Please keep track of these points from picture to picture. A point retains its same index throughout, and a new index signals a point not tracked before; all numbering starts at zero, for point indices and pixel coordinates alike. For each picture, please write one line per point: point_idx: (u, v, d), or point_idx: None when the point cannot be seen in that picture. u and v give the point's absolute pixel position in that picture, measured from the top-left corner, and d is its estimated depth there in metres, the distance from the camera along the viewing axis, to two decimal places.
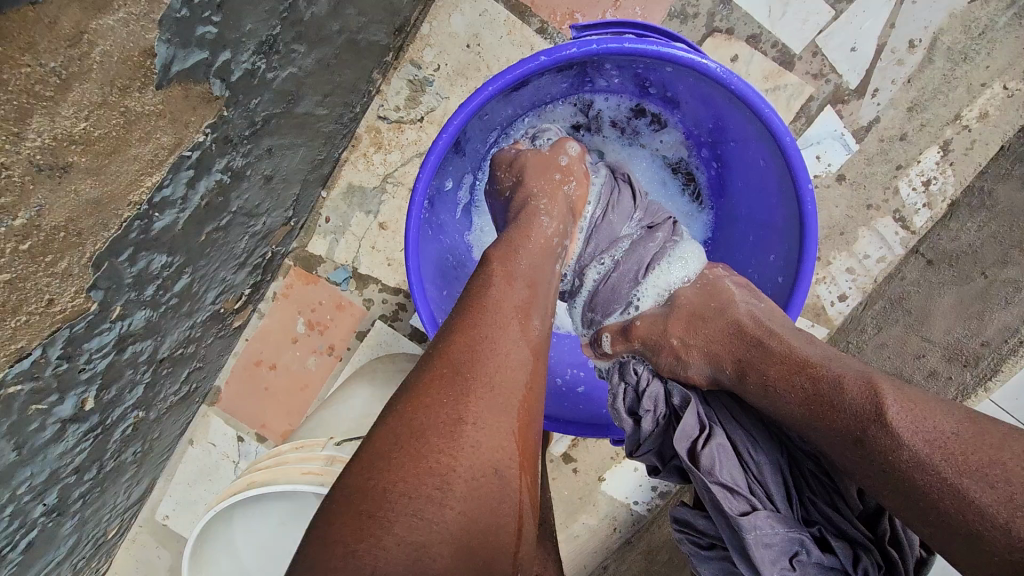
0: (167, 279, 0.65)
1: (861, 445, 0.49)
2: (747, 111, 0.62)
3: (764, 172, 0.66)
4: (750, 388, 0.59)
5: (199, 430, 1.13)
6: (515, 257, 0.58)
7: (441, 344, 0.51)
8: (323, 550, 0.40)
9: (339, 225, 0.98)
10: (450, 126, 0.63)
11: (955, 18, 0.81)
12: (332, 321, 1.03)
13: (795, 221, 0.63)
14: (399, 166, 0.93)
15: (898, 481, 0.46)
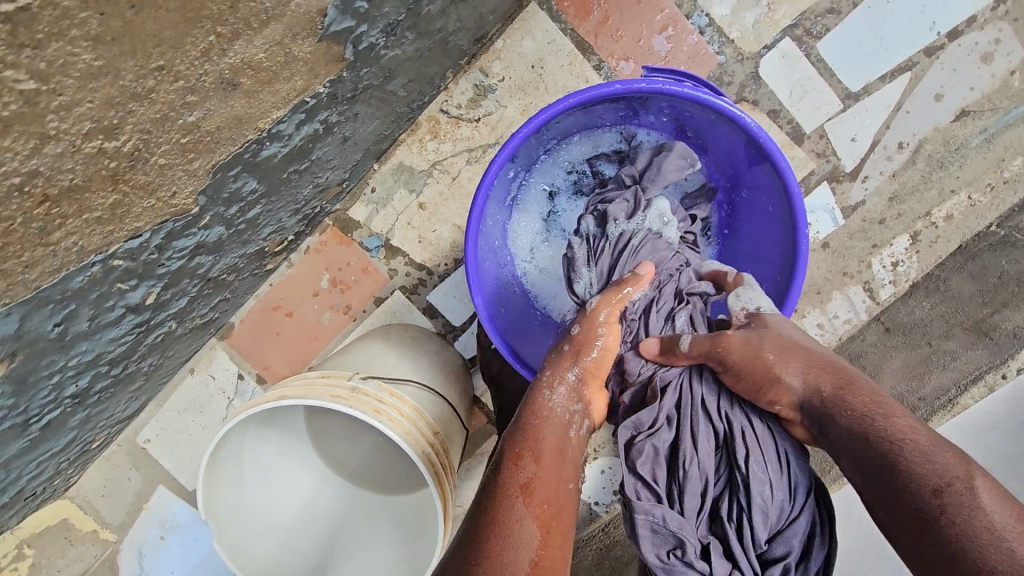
0: (247, 206, 0.74)
1: (937, 496, 0.47)
2: (770, 167, 0.75)
3: (770, 217, 0.79)
4: (838, 419, 0.55)
5: (202, 361, 1.18)
6: (529, 436, 0.63)
7: (460, 535, 0.56)
8: None
9: (382, 198, 1.07)
10: (530, 123, 0.73)
11: (938, 132, 0.97)
12: (355, 283, 1.11)
13: (790, 259, 0.75)
14: (449, 156, 1.04)
15: (958, 537, 0.45)
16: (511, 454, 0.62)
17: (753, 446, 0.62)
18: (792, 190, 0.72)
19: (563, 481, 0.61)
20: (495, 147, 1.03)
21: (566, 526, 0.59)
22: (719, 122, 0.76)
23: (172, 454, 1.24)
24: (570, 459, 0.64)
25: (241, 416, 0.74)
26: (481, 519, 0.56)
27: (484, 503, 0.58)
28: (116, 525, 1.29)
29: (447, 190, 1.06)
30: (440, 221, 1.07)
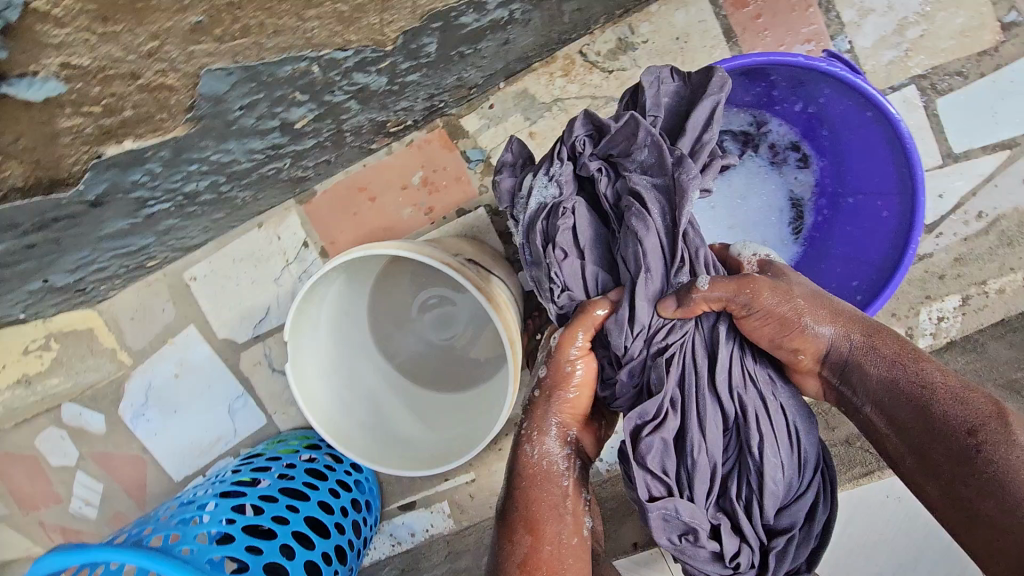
0: (411, 68, 0.78)
1: (973, 435, 0.59)
2: (905, 178, 0.78)
3: (880, 224, 0.82)
4: (868, 368, 0.68)
5: (273, 219, 1.22)
6: (524, 505, 0.78)
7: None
8: None
9: (496, 117, 1.12)
10: (706, 72, 0.76)
11: (1017, 212, 1.04)
12: (444, 189, 1.15)
13: (891, 264, 0.80)
14: (572, 97, 1.09)
15: (995, 467, 0.57)
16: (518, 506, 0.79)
17: (764, 431, 0.72)
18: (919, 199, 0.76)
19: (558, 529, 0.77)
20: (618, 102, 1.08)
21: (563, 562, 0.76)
22: (871, 127, 0.77)
23: (213, 298, 1.28)
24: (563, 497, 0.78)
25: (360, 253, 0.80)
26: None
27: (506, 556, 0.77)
28: (135, 351, 1.32)
29: (559, 128, 1.10)
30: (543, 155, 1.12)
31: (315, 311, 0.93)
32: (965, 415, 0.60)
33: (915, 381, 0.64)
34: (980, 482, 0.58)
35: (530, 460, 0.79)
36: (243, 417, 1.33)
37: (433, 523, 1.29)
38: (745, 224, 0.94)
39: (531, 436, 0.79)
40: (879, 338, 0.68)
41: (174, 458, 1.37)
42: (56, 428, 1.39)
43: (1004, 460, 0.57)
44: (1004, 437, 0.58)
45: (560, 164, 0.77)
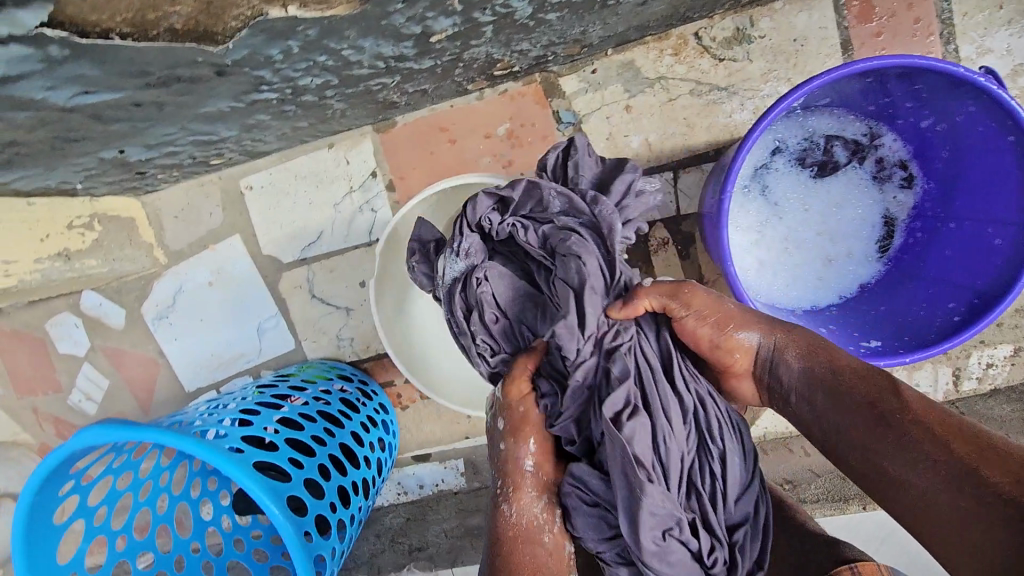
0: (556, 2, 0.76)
1: (874, 406, 0.62)
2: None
3: (989, 251, 0.81)
4: (785, 359, 0.72)
5: (345, 142, 1.18)
6: (502, 562, 0.76)
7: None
8: None
9: (597, 83, 1.10)
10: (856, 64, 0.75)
11: None
12: (528, 145, 1.13)
13: (997, 291, 0.78)
14: (677, 78, 1.07)
15: (898, 434, 0.58)
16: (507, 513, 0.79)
17: (712, 417, 0.75)
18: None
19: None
20: (722, 92, 1.07)
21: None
22: (1002, 154, 0.77)
23: (265, 212, 1.24)
24: (545, 553, 0.77)
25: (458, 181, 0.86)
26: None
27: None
28: (172, 251, 1.27)
29: (657, 106, 1.09)
30: (636, 130, 1.10)
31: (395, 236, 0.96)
32: (865, 387, 0.64)
33: (827, 365, 0.68)
34: (888, 446, 0.59)
35: (509, 519, 0.78)
36: (271, 338, 1.29)
37: (444, 479, 1.27)
38: (836, 233, 0.95)
39: (507, 492, 0.79)
40: (795, 335, 0.72)
41: (190, 367, 1.32)
42: (71, 314, 1.33)
43: (899, 421, 0.59)
44: (896, 399, 0.61)
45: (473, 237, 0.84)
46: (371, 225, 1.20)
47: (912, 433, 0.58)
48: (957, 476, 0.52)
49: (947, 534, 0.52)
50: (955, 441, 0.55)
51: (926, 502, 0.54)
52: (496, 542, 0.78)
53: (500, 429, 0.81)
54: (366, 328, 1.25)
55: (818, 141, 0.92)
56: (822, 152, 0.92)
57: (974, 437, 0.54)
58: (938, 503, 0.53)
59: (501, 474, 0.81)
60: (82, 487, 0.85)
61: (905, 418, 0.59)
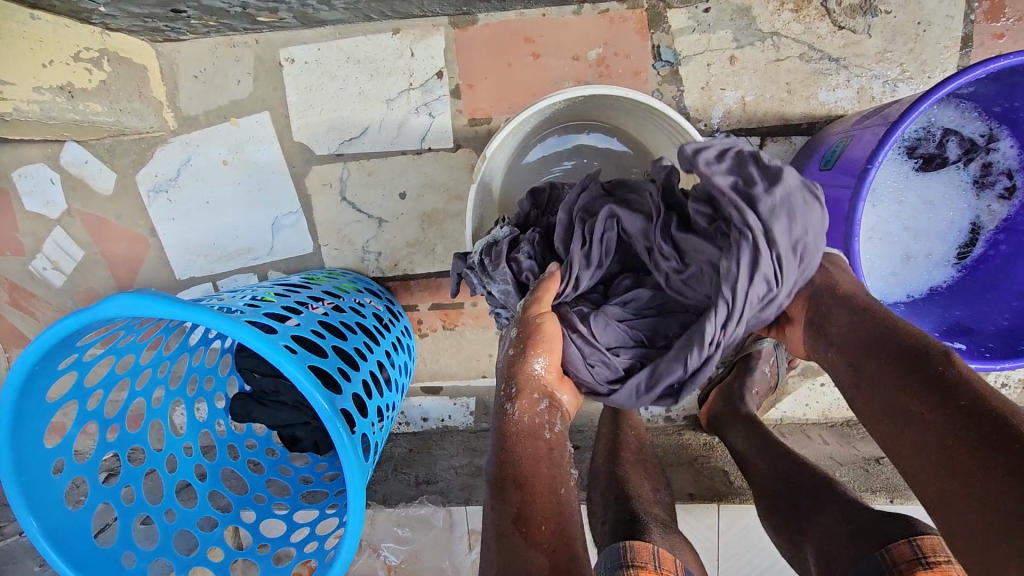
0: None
1: (917, 367, 0.56)
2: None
3: None
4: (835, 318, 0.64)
5: (415, 29, 1.04)
6: (508, 464, 0.66)
7: (502, 477, 0.65)
8: (499, 519, 0.63)
9: (706, 24, 1.01)
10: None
11: None
12: (619, 77, 1.04)
13: None
14: (790, 38, 1.01)
15: (935, 398, 0.53)
16: (514, 418, 0.69)
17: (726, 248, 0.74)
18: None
19: (548, 481, 0.66)
20: (831, 63, 1.01)
21: (566, 516, 0.63)
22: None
23: (304, 91, 1.08)
24: (550, 450, 0.69)
25: (591, 90, 0.73)
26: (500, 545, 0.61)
27: (500, 529, 0.62)
28: (187, 116, 1.10)
29: (762, 64, 1.02)
30: (734, 85, 1.03)
31: (500, 146, 0.80)
32: (915, 358, 0.56)
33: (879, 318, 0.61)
34: (936, 425, 0.52)
35: (510, 416, 0.69)
36: (286, 237, 1.15)
37: (451, 416, 1.20)
38: (923, 231, 0.93)
39: (511, 393, 0.70)
40: (846, 301, 0.64)
41: (184, 252, 1.16)
42: (48, 168, 1.13)
43: (947, 401, 0.52)
44: (953, 371, 0.54)
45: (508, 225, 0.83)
46: (425, 131, 1.08)
47: (960, 418, 0.51)
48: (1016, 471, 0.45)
49: (1000, 534, 0.45)
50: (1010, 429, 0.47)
51: (977, 497, 0.47)
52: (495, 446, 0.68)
53: (512, 338, 0.71)
54: (397, 245, 1.13)
55: (933, 133, 0.88)
56: (935, 145, 0.89)
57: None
58: (987, 498, 0.47)
59: (503, 377, 0.71)
60: (82, 363, 0.72)
61: (954, 402, 0.52)
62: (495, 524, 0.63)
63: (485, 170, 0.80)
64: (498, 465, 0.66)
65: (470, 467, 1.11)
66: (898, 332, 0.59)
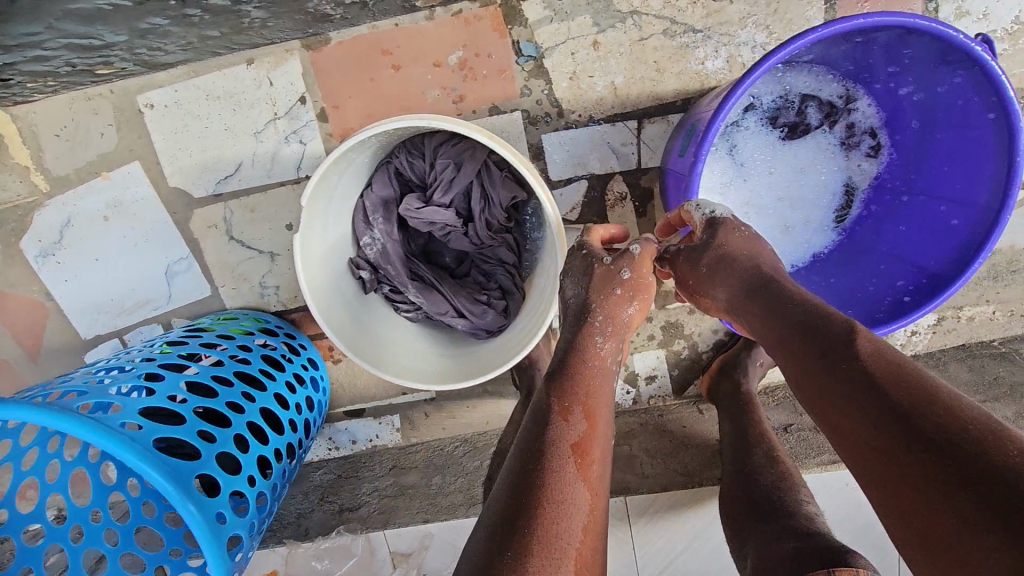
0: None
1: (825, 355, 0.58)
2: (992, 198, 0.71)
3: (940, 232, 0.78)
4: (755, 307, 0.68)
5: (269, 58, 1.00)
6: (564, 392, 0.67)
7: (560, 410, 0.66)
8: (520, 461, 0.63)
9: (563, 12, 0.97)
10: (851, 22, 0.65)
11: (1010, 250, 1.09)
12: (483, 79, 1.01)
13: (945, 271, 0.76)
14: (650, 14, 0.97)
15: (855, 378, 0.55)
16: (596, 365, 0.70)
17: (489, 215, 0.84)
18: (1001, 219, 0.70)
19: (606, 422, 0.66)
20: (696, 35, 0.98)
21: (610, 461, 0.65)
22: (977, 136, 0.71)
23: (170, 135, 1.05)
24: (612, 394, 0.70)
25: (400, 121, 0.67)
26: (524, 475, 0.61)
27: (528, 458, 0.62)
28: (57, 176, 1.07)
29: (627, 45, 0.99)
30: (601, 71, 1.00)
31: (331, 191, 0.71)
32: (828, 334, 0.59)
33: (798, 303, 0.65)
34: (847, 395, 0.55)
35: (587, 350, 0.71)
36: (182, 282, 1.14)
37: (379, 434, 1.22)
38: (796, 199, 0.91)
39: (590, 340, 0.71)
40: (771, 289, 0.68)
41: (84, 312, 1.15)
42: None
43: (856, 375, 0.55)
44: (859, 360, 0.56)
45: (367, 271, 0.81)
46: (298, 159, 1.05)
47: (871, 392, 0.53)
48: (916, 447, 0.49)
49: (902, 506, 0.48)
50: (911, 406, 0.51)
51: (882, 467, 0.50)
52: (551, 390, 0.68)
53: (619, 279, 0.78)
54: (293, 277, 1.12)
55: (791, 100, 0.86)
56: (795, 112, 0.86)
57: (928, 393, 0.51)
58: (891, 470, 0.50)
59: (600, 315, 0.72)
60: None
61: (868, 384, 0.54)
62: (521, 458, 0.63)
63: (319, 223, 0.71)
64: (541, 399, 0.68)
65: (393, 488, 1.12)
66: (843, 325, 0.59)
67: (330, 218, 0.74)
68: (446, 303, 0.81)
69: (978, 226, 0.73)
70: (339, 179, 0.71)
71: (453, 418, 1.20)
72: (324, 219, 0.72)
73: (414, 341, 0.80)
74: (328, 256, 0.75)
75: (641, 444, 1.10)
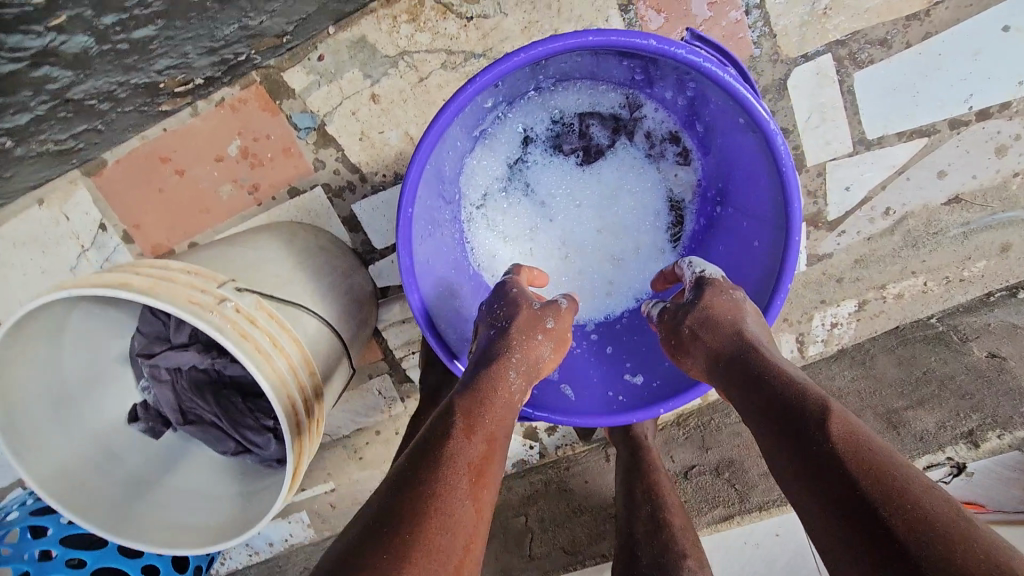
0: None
1: (795, 439, 0.50)
2: (778, 213, 0.61)
3: (752, 254, 0.67)
4: (730, 375, 0.58)
5: (57, 193, 0.95)
6: (467, 406, 0.58)
7: (464, 419, 0.56)
8: (405, 480, 0.52)
9: (329, 72, 0.88)
10: (538, 47, 0.57)
11: (925, 210, 0.90)
12: (271, 162, 0.92)
13: (760, 303, 0.65)
14: (422, 50, 0.86)
15: (818, 472, 0.47)
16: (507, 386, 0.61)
17: None
18: (793, 239, 0.60)
19: (504, 450, 0.58)
20: (480, 60, 0.86)
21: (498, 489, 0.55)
22: (748, 142, 0.61)
23: None
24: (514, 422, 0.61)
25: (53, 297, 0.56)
26: (401, 517, 0.48)
27: (415, 475, 0.52)
28: None
29: (408, 89, 0.88)
30: (390, 123, 0.89)
31: (37, 369, 0.64)
32: (798, 413, 0.51)
33: (773, 378, 0.55)
34: (812, 491, 0.47)
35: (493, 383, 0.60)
36: None
37: (292, 533, 1.17)
38: (616, 228, 0.78)
39: (500, 379, 0.61)
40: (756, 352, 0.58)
41: None
42: None
43: (823, 472, 0.47)
44: (825, 449, 0.48)
45: (145, 418, 0.75)
46: None
47: (834, 493, 0.46)
48: (879, 553, 0.42)
49: None
50: (881, 505, 0.44)
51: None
52: (453, 424, 0.56)
53: (545, 326, 0.66)
54: None
55: (569, 123, 0.75)
56: (578, 135, 0.75)
57: (901, 496, 0.44)
58: None
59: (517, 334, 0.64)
60: None
61: (831, 485, 0.46)
62: (400, 494, 0.50)
63: (31, 403, 0.65)
64: (438, 417, 0.58)
65: None
66: (814, 404, 0.51)
67: (60, 396, 0.68)
68: (228, 443, 0.75)
69: (777, 242, 0.62)
70: (49, 358, 0.66)
71: (359, 504, 1.12)
72: (50, 402, 0.67)
73: (208, 487, 0.74)
74: (74, 424, 0.70)
75: (538, 514, 0.98)
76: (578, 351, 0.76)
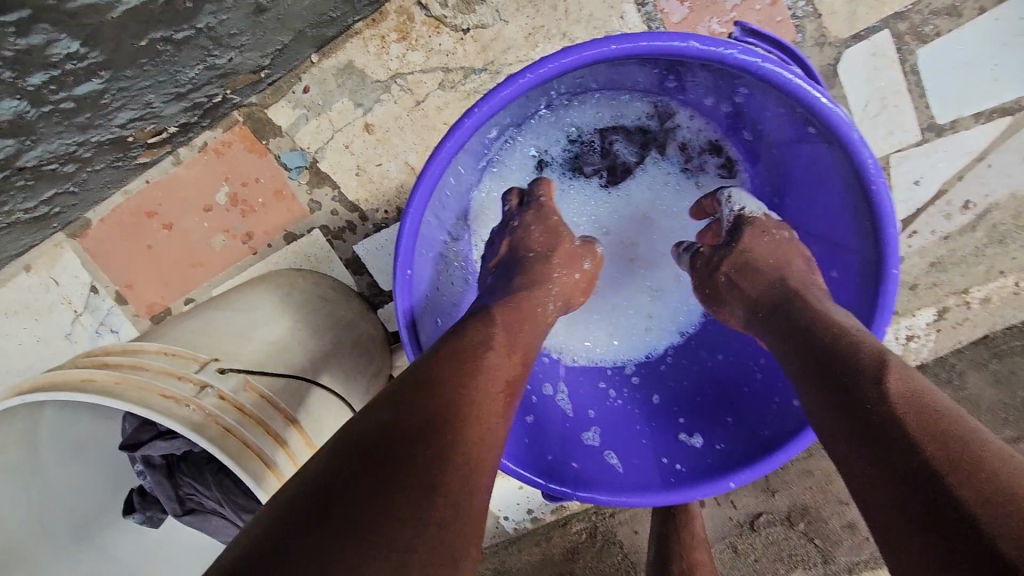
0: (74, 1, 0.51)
1: (845, 395, 0.43)
2: (864, 236, 0.51)
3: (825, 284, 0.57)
4: (776, 337, 0.51)
5: (43, 258, 0.88)
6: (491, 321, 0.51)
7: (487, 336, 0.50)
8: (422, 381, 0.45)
9: (317, 104, 0.80)
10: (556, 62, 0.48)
11: (1013, 200, 0.77)
12: (262, 207, 0.84)
13: None
14: (416, 70, 0.77)
15: (870, 436, 0.40)
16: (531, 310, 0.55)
17: None
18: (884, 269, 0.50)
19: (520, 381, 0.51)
20: (481, 75, 0.77)
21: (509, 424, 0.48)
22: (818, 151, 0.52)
23: None
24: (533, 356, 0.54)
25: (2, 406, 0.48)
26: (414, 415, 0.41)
27: (430, 378, 0.45)
28: None
29: (404, 115, 0.79)
30: (388, 154, 0.81)
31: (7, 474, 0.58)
32: (849, 369, 0.44)
33: (821, 331, 0.48)
34: (866, 454, 0.40)
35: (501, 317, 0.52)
36: None
37: None
38: (650, 257, 0.69)
39: (512, 324, 0.52)
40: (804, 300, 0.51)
41: None
42: None
43: (878, 434, 0.40)
44: (879, 408, 0.41)
45: (139, 509, 0.66)
46: None
47: (886, 456, 0.39)
48: (932, 523, 0.34)
49: None
50: (945, 470, 0.36)
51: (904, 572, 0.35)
52: (471, 344, 0.49)
53: (581, 266, 0.60)
54: None
55: (588, 140, 0.66)
56: (600, 153, 0.66)
57: (968, 460, 0.36)
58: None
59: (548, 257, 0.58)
60: None
61: (886, 450, 0.39)
62: (417, 391, 0.43)
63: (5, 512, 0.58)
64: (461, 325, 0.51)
65: None
66: (867, 364, 0.43)
67: (42, 498, 0.62)
68: (235, 529, 0.65)
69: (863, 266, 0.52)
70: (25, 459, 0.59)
71: None
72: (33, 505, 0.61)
73: None
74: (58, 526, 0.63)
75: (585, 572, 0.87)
76: (619, 403, 0.65)
